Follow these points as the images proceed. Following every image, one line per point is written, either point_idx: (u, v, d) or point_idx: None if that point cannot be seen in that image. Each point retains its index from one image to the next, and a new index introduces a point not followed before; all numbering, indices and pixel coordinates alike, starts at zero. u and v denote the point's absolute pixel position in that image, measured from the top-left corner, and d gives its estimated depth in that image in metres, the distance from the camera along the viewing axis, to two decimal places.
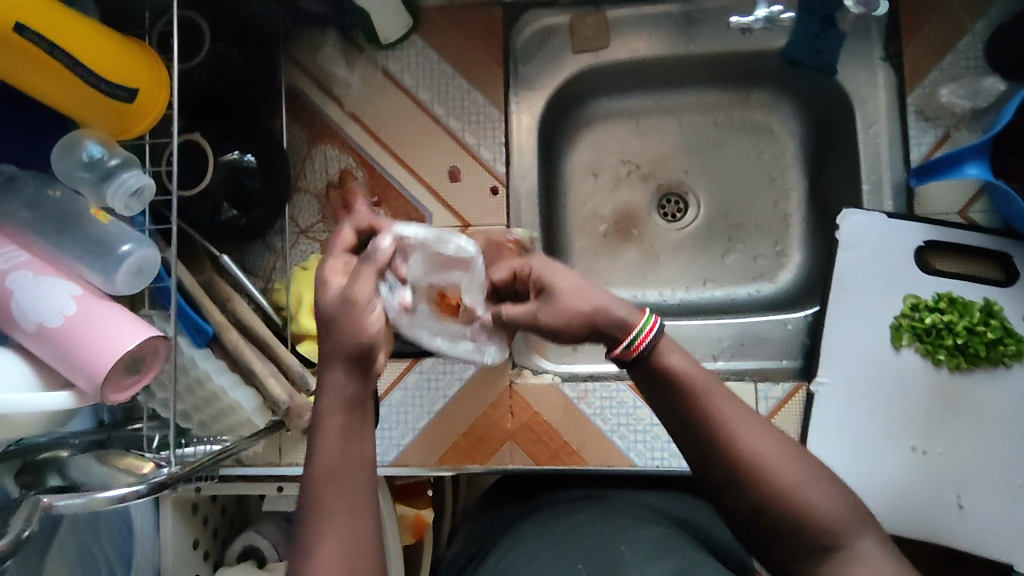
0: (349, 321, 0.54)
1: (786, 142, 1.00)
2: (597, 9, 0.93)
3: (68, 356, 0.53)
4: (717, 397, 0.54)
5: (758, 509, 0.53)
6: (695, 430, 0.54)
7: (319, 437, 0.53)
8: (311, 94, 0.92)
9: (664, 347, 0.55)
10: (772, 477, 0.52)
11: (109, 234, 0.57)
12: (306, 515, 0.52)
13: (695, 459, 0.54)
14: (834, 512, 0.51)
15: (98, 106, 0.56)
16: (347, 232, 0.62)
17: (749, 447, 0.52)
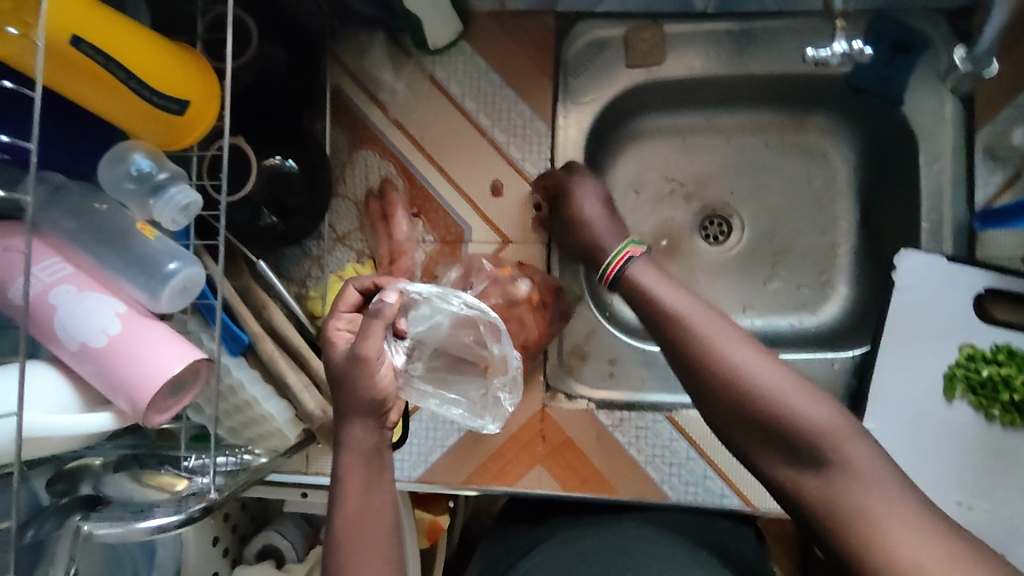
0: (353, 371, 0.59)
1: (838, 169, 0.96)
2: (654, 23, 0.89)
3: (111, 379, 0.52)
4: (701, 317, 0.60)
5: (752, 422, 0.56)
6: (687, 346, 0.59)
7: (341, 488, 0.59)
8: (354, 97, 0.89)
9: (637, 270, 0.68)
10: (760, 387, 0.56)
11: (155, 251, 0.56)
12: (336, 548, 0.58)
13: (689, 376, 0.60)
14: (823, 422, 0.54)
15: (150, 120, 0.55)
16: (352, 292, 0.67)
17: (738, 362, 0.57)
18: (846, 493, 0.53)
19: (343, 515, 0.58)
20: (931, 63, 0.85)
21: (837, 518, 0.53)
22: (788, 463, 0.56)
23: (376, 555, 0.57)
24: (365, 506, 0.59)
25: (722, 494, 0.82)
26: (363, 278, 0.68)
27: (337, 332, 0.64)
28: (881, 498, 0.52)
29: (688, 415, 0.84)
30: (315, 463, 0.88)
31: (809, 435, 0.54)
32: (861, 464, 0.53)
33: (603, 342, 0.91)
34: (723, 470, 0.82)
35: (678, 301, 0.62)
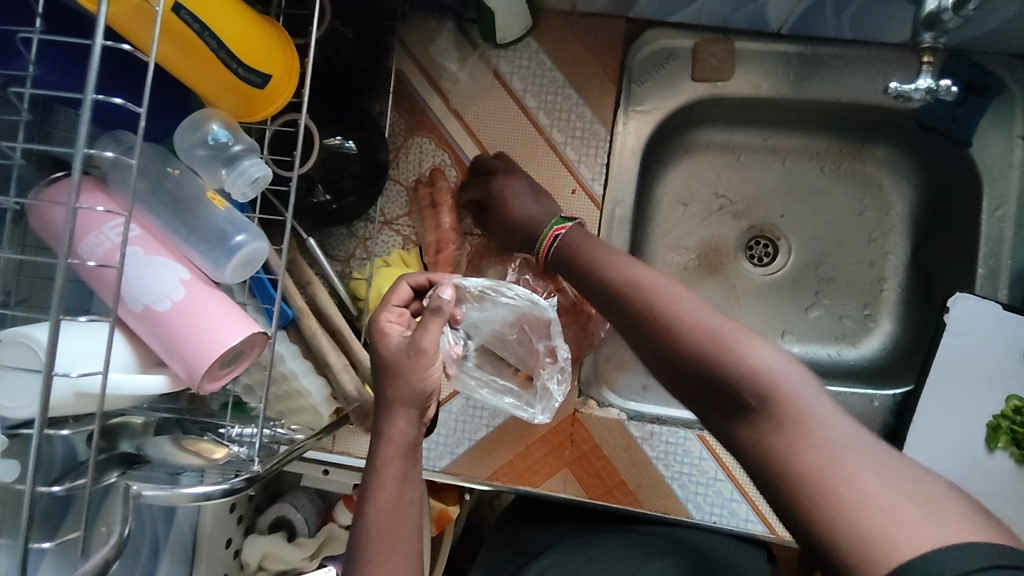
0: (409, 362, 0.60)
1: (893, 203, 0.95)
2: (724, 37, 0.88)
3: (171, 344, 0.52)
4: (648, 285, 0.63)
5: (683, 368, 0.55)
6: (635, 300, 0.62)
7: (376, 479, 0.58)
8: (416, 83, 0.89)
9: (568, 242, 0.75)
10: (687, 331, 0.55)
11: (221, 222, 0.56)
12: (363, 534, 0.56)
13: (637, 337, 0.61)
14: (757, 362, 0.50)
15: (230, 89, 0.55)
16: (405, 286, 0.67)
17: (676, 310, 0.58)
18: (778, 435, 0.46)
19: (376, 505, 0.57)
20: (1004, 107, 0.84)
21: (781, 471, 0.45)
22: (729, 415, 0.51)
23: (399, 555, 0.56)
24: (395, 512, 0.57)
25: (748, 519, 0.81)
26: (416, 275, 0.70)
27: (387, 320, 0.64)
28: (813, 435, 0.45)
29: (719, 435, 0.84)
30: (342, 443, 0.90)
31: (729, 369, 0.51)
32: (799, 406, 0.46)
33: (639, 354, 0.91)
34: (751, 496, 0.82)
35: (632, 268, 0.66)
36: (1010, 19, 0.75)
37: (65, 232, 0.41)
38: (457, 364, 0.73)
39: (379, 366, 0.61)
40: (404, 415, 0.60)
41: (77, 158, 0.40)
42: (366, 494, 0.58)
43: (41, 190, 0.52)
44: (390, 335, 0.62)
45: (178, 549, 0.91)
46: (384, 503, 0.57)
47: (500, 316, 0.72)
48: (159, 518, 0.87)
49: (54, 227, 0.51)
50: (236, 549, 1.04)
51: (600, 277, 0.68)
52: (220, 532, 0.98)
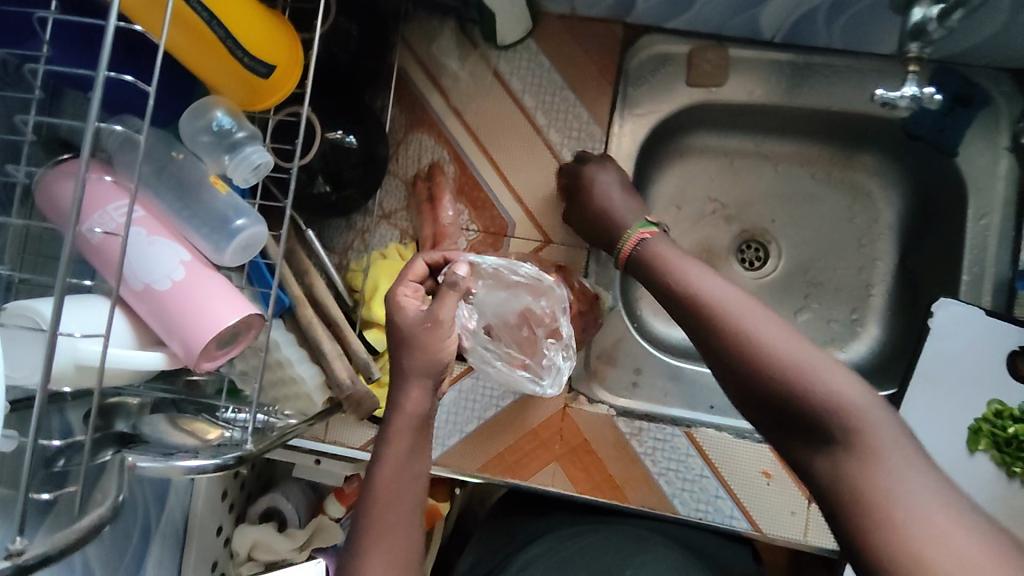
0: (424, 334, 0.62)
1: (882, 211, 0.97)
2: (719, 44, 0.90)
3: (170, 322, 0.53)
4: (714, 290, 0.59)
5: (753, 384, 0.53)
6: (699, 307, 0.59)
7: (385, 452, 0.60)
8: (417, 81, 0.91)
9: (649, 246, 0.71)
10: (765, 349, 0.53)
11: (223, 206, 0.58)
12: (365, 503, 0.58)
13: (700, 345, 0.58)
14: (840, 398, 0.49)
15: (236, 77, 0.57)
16: (420, 263, 0.69)
17: (747, 325, 0.55)
18: (859, 475, 0.47)
19: (381, 477, 0.59)
20: (990, 118, 0.86)
21: (853, 502, 0.46)
22: (801, 443, 0.51)
23: (398, 531, 0.57)
24: (400, 487, 0.58)
25: (732, 516, 0.82)
26: (432, 254, 0.72)
27: (404, 294, 0.66)
28: (889, 472, 0.46)
29: (706, 433, 0.85)
30: (335, 433, 0.91)
31: (812, 399, 0.50)
32: (879, 445, 0.47)
33: (630, 351, 0.92)
34: (735, 493, 0.83)
35: (699, 273, 0.62)
36: (997, 32, 0.77)
37: (71, 219, 0.42)
38: (472, 339, 0.75)
39: (397, 336, 0.63)
40: (416, 385, 0.62)
41: (85, 155, 0.41)
42: (373, 466, 0.59)
43: (52, 170, 0.53)
44: (406, 307, 0.64)
45: (168, 535, 0.92)
46: (389, 475, 0.58)
47: (508, 297, 0.77)
48: (151, 503, 0.88)
49: (62, 204, 0.53)
50: (227, 537, 1.06)
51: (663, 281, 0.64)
52: (210, 519, 1.00)
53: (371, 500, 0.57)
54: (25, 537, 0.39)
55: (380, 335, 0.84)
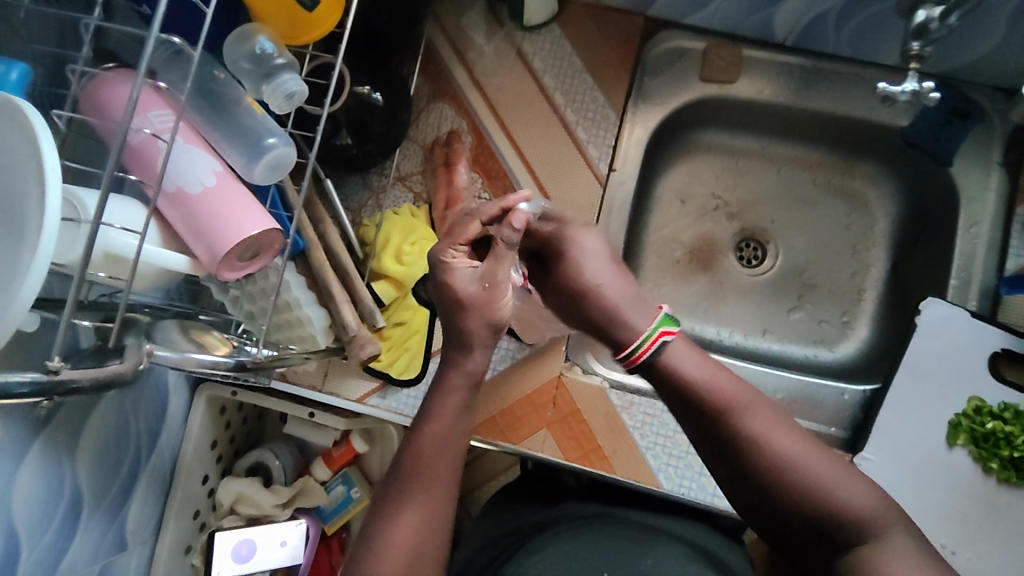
0: (481, 294, 0.66)
1: (877, 218, 1.01)
2: (732, 43, 0.95)
3: (197, 227, 0.56)
4: (728, 388, 0.57)
5: (780, 502, 0.53)
6: (717, 421, 0.56)
7: (436, 410, 0.63)
8: (443, 54, 0.95)
9: (673, 351, 0.61)
10: (793, 466, 0.53)
11: (256, 126, 0.60)
12: (411, 446, 0.60)
13: (718, 457, 0.56)
14: (859, 506, 0.51)
15: (281, 6, 0.61)
16: (474, 226, 0.68)
17: (770, 441, 0.54)
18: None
19: (431, 429, 0.61)
20: (984, 134, 0.90)
21: None
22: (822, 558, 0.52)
23: (436, 477, 0.58)
24: (444, 446, 0.60)
25: (714, 494, 0.83)
26: (490, 206, 0.69)
27: (454, 261, 0.67)
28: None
29: None
30: (332, 384, 0.91)
31: (842, 516, 0.51)
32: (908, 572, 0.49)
33: None
34: None
35: (706, 372, 0.59)
36: (995, 47, 0.82)
37: (122, 128, 0.43)
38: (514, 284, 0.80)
39: (454, 302, 0.66)
40: (484, 350, 0.66)
41: (140, 77, 0.43)
42: (424, 421, 0.62)
43: (112, 75, 0.54)
44: (458, 270, 0.67)
45: (156, 475, 0.93)
46: (440, 431, 0.61)
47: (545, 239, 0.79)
48: (143, 440, 0.88)
49: (113, 110, 0.53)
50: (211, 489, 1.06)
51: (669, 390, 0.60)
52: (197, 466, 0.99)
53: (414, 452, 0.59)
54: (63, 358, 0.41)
55: (388, 287, 0.87)
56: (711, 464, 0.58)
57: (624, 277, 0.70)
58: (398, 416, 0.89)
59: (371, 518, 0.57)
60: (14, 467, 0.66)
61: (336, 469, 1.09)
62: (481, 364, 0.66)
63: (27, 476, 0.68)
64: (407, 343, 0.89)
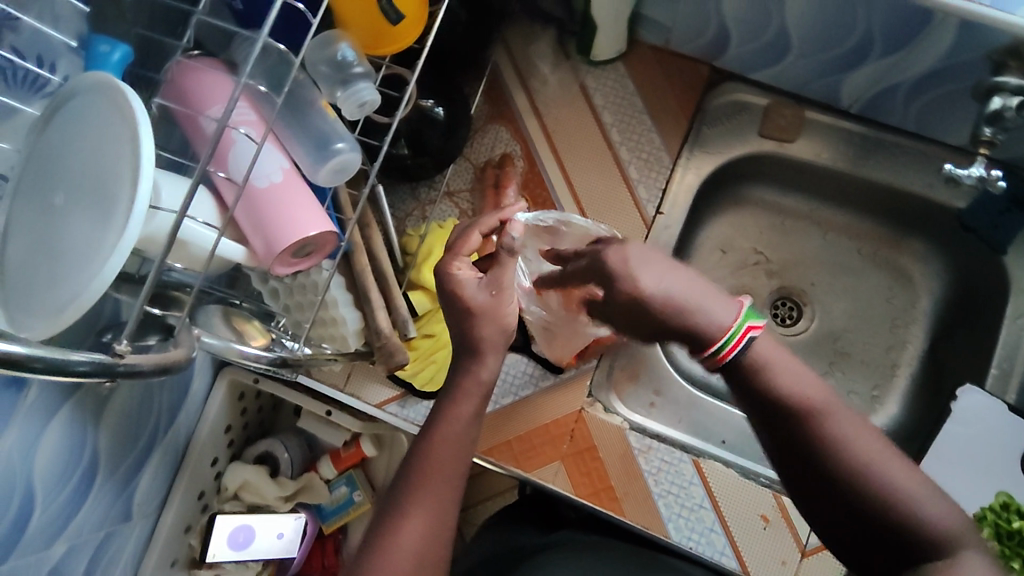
0: (494, 309, 0.63)
1: (921, 295, 0.99)
2: (795, 104, 0.95)
3: (259, 220, 0.57)
4: (809, 389, 0.53)
5: (854, 509, 0.51)
6: (796, 421, 0.53)
7: (450, 417, 0.61)
8: (507, 78, 0.97)
9: (758, 351, 0.55)
10: (874, 475, 0.50)
11: (326, 129, 0.62)
12: (423, 461, 0.59)
13: (791, 456, 0.54)
14: (938, 524, 0.48)
15: (367, 17, 0.62)
16: (476, 236, 0.66)
17: (852, 446, 0.51)
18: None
19: (442, 436, 0.60)
20: None
21: None
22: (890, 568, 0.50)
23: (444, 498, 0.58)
24: (452, 464, 0.60)
25: (723, 553, 0.81)
26: (489, 217, 0.69)
27: (460, 272, 0.65)
28: None
29: (715, 465, 0.85)
30: (354, 386, 0.91)
31: (918, 533, 0.49)
32: None
33: (654, 372, 0.95)
34: (731, 531, 0.82)
35: (791, 368, 0.55)
36: None
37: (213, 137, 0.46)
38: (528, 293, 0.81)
39: (463, 311, 0.63)
40: (495, 355, 0.64)
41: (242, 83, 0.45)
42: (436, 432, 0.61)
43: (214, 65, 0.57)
44: (465, 281, 0.64)
45: (169, 452, 0.94)
46: (450, 435, 0.60)
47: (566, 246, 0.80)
48: (162, 416, 0.89)
49: (213, 94, 0.55)
50: (219, 471, 1.07)
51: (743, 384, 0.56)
52: (209, 449, 1.01)
53: (426, 456, 0.59)
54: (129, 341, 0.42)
55: (423, 298, 0.87)
56: (780, 460, 0.56)
57: (686, 277, 0.56)
58: (413, 426, 0.89)
59: (379, 520, 0.57)
60: (42, 428, 0.68)
61: (342, 470, 1.10)
62: (493, 372, 0.64)
63: (55, 436, 0.69)
64: (433, 356, 0.89)
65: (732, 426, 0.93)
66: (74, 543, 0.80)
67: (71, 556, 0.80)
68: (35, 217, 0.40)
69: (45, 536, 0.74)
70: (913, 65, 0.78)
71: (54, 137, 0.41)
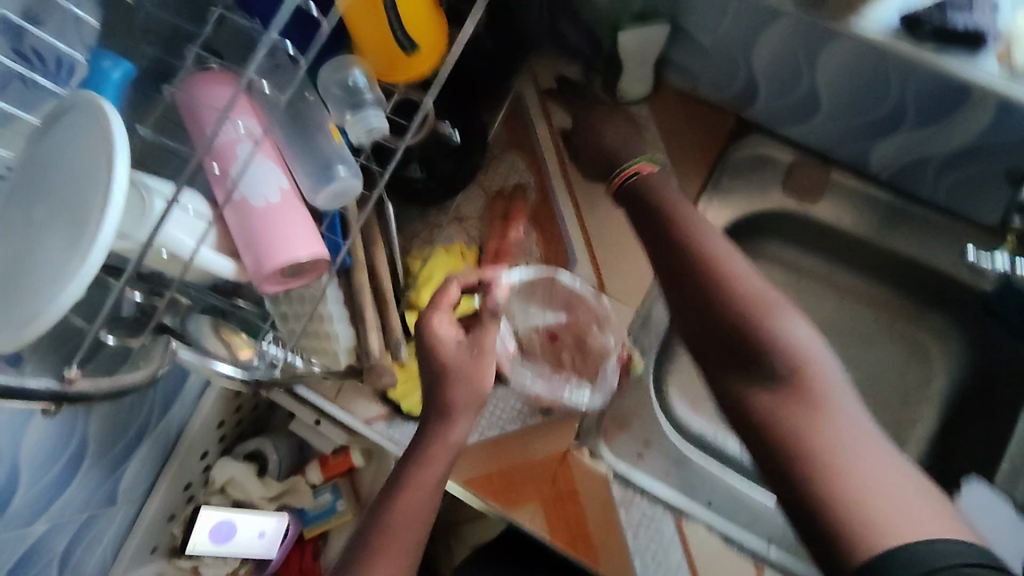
0: (468, 365, 0.63)
1: (936, 374, 0.94)
2: (822, 164, 0.92)
3: (250, 236, 0.57)
4: (694, 229, 0.68)
5: (723, 321, 0.59)
6: (679, 247, 0.67)
7: (423, 458, 0.61)
8: (530, 108, 0.96)
9: (647, 180, 0.77)
10: (739, 289, 0.60)
11: (331, 153, 0.62)
12: (390, 502, 0.59)
13: (677, 281, 0.64)
14: (791, 336, 0.56)
15: (383, 48, 0.63)
16: (454, 288, 0.66)
17: (727, 267, 0.62)
18: (824, 444, 0.50)
19: (415, 478, 0.61)
20: None
21: (789, 429, 0.52)
22: (754, 378, 0.56)
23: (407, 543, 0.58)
24: (419, 507, 0.59)
25: None
26: (466, 274, 0.71)
27: (439, 326, 0.64)
28: None
29: (698, 529, 0.83)
30: (343, 399, 0.91)
31: (773, 339, 0.56)
32: (802, 423, 0.52)
33: (646, 422, 0.92)
34: None
35: (687, 214, 0.71)
36: None
37: (206, 143, 0.44)
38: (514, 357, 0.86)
39: (437, 370, 0.64)
40: (462, 420, 0.63)
41: (235, 100, 0.43)
42: (408, 468, 0.61)
43: (224, 77, 0.57)
44: (446, 337, 0.64)
45: (159, 442, 0.95)
46: (424, 481, 0.60)
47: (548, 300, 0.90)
48: (155, 407, 0.91)
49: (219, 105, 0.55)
50: (207, 465, 1.09)
51: (652, 229, 0.71)
52: (199, 443, 1.02)
53: (395, 494, 0.60)
54: (75, 367, 0.44)
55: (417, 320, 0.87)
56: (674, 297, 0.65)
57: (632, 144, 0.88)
58: (397, 447, 0.89)
59: (356, 560, 0.58)
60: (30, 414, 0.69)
61: (328, 477, 1.11)
62: (459, 436, 0.63)
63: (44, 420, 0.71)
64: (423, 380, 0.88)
65: (720, 489, 0.89)
66: (55, 523, 0.82)
67: (51, 535, 0.82)
68: (16, 226, 0.41)
69: (27, 514, 0.76)
70: (946, 140, 0.75)
71: (47, 150, 0.42)
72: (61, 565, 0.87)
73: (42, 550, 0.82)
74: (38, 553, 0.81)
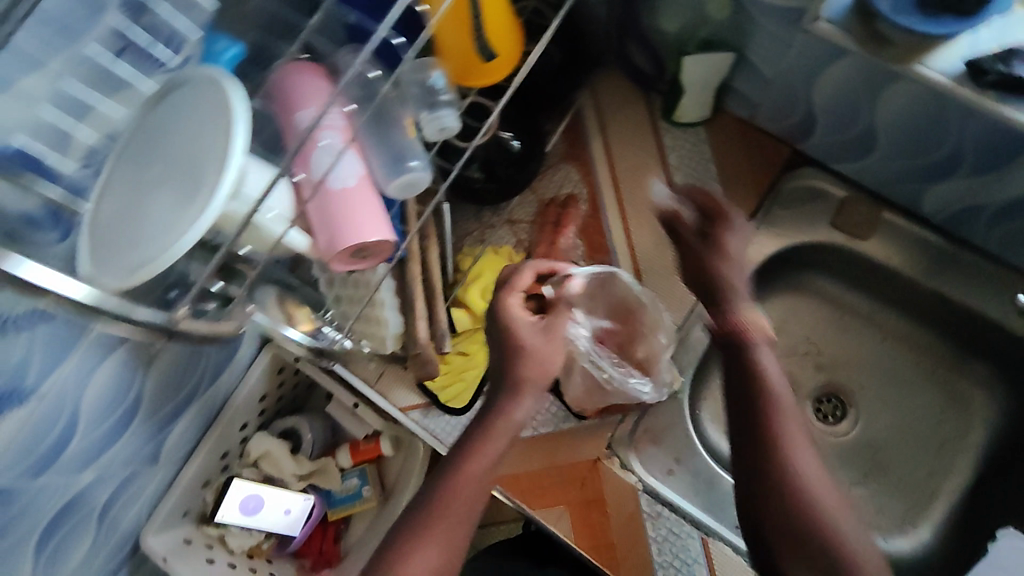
0: (534, 356, 0.66)
1: (975, 425, 0.93)
2: (875, 202, 0.93)
3: (328, 218, 0.62)
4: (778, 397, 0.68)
5: (784, 506, 0.63)
6: (759, 419, 0.67)
7: (466, 446, 0.64)
8: (588, 123, 1.00)
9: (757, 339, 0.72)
10: (806, 478, 0.64)
11: (405, 146, 0.66)
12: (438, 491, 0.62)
13: (748, 454, 0.66)
14: (846, 537, 0.61)
15: (462, 54, 0.67)
16: (528, 274, 0.72)
17: (800, 455, 0.65)
18: None
19: (466, 468, 0.63)
20: None
21: None
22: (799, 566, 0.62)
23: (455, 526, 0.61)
24: (471, 499, 0.62)
25: None
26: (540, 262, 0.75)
27: (514, 306, 0.68)
28: None
29: (723, 548, 0.83)
30: (384, 384, 0.95)
31: (830, 540, 0.61)
32: None
33: (678, 439, 0.93)
34: None
35: (769, 373, 0.69)
36: None
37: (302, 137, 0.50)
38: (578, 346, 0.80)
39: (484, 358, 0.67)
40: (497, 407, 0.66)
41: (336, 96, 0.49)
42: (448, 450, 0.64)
43: (319, 71, 0.63)
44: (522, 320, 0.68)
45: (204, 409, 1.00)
46: (475, 473, 0.63)
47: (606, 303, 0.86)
48: (206, 373, 0.96)
49: (313, 95, 0.61)
50: (245, 437, 1.13)
51: (733, 383, 0.70)
52: (240, 414, 1.06)
53: (452, 487, 0.62)
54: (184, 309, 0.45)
55: (462, 315, 0.91)
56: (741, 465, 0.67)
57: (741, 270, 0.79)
58: (432, 437, 0.93)
59: (397, 536, 0.61)
60: (97, 364, 0.74)
61: (358, 462, 1.15)
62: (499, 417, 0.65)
63: (108, 370, 0.76)
64: (462, 374, 0.92)
65: None
66: (101, 475, 0.87)
67: (97, 485, 0.87)
68: (126, 184, 0.45)
69: (79, 462, 0.81)
70: (1002, 189, 0.75)
71: (161, 118, 0.47)
72: (100, 515, 0.91)
73: (88, 497, 0.87)
74: (84, 500, 0.86)
